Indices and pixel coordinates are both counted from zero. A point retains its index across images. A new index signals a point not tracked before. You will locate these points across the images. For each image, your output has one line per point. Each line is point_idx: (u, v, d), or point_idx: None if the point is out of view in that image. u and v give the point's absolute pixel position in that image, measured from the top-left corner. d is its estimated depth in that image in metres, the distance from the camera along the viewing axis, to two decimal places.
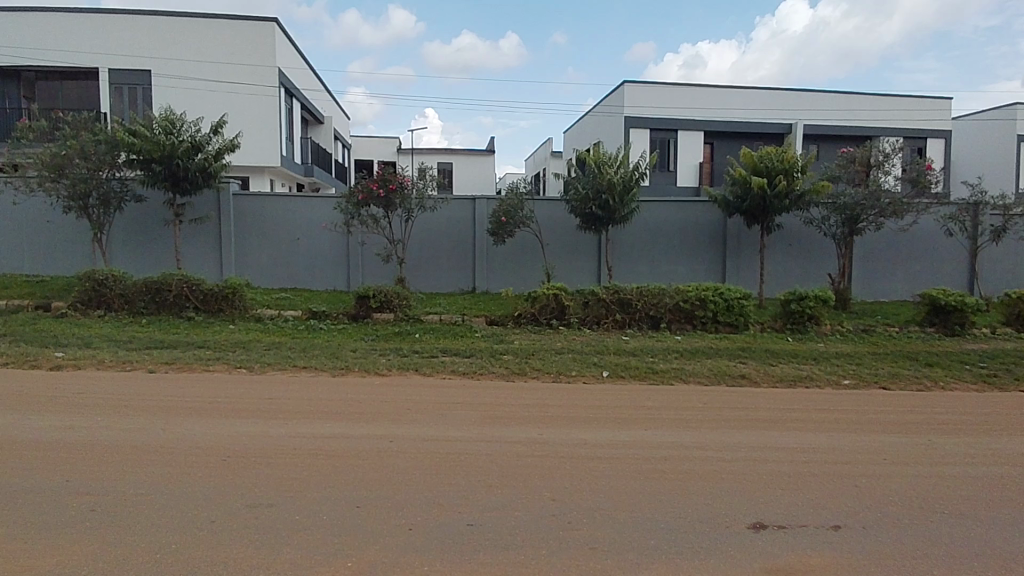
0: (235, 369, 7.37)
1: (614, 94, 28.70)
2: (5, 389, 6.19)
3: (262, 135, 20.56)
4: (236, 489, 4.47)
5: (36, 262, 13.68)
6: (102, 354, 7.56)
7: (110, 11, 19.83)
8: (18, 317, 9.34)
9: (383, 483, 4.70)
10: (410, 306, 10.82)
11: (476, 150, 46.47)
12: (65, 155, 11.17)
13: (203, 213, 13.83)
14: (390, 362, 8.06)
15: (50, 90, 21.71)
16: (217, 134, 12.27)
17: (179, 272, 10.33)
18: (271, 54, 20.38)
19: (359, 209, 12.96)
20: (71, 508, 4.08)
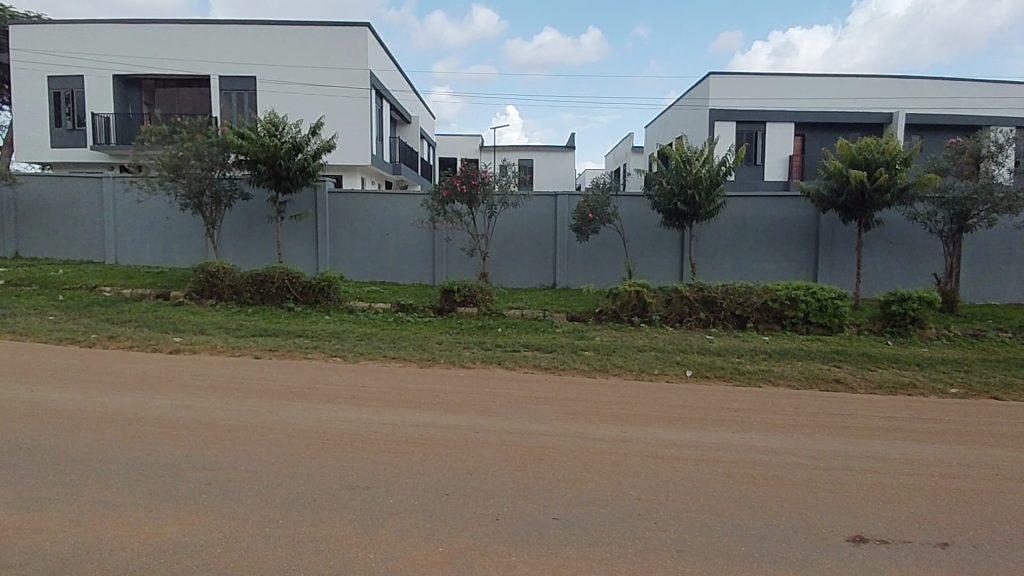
0: (330, 357, 7.79)
1: (698, 87, 27.87)
2: (136, 369, 6.85)
3: (350, 135, 21.48)
4: (335, 470, 4.72)
5: (157, 254, 14.95)
6: (214, 340, 8.18)
7: (215, 22, 21.31)
8: (143, 305, 10.24)
9: (469, 472, 4.82)
10: (493, 301, 11.01)
11: (556, 146, 46.46)
12: (182, 156, 12.11)
13: (302, 210, 14.61)
14: (474, 355, 8.22)
15: (167, 96, 23.64)
16: (315, 134, 12.87)
17: (280, 265, 11.00)
18: (359, 57, 21.21)
19: (443, 206, 13.25)
20: (189, 479, 4.45)
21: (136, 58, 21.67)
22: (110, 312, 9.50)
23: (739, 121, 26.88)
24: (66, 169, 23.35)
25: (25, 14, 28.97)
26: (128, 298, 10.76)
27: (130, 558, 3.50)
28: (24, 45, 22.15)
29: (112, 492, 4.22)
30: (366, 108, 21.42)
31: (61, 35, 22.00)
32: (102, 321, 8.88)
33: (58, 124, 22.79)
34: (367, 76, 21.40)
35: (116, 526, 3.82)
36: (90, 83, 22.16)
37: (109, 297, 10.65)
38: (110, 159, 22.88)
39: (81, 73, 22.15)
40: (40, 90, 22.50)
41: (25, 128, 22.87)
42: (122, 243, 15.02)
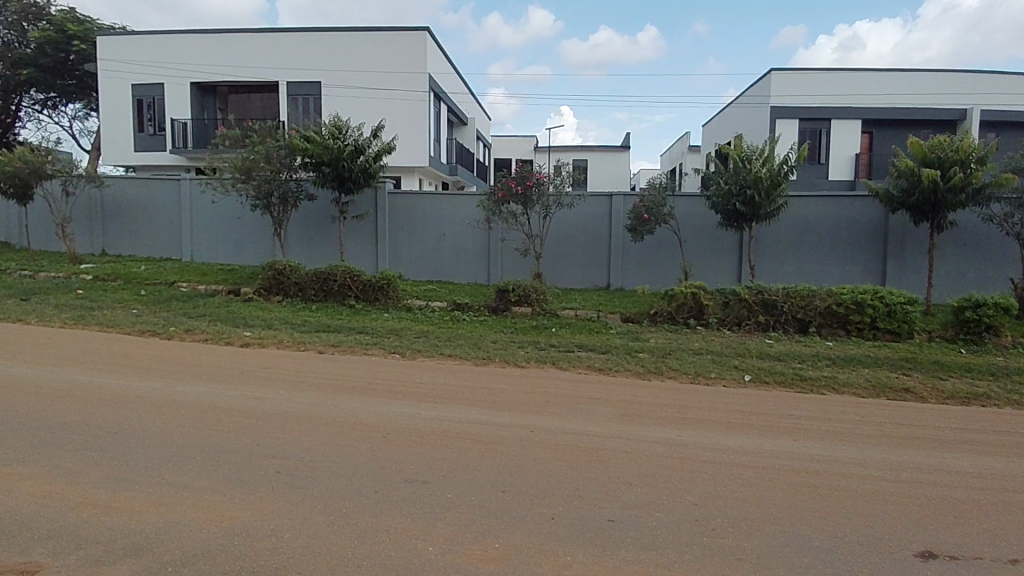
0: (389, 353, 8.01)
1: (758, 84, 27.11)
2: (211, 361, 7.23)
3: (406, 137, 21.92)
4: (394, 464, 4.85)
5: (228, 253, 15.68)
6: (280, 335, 8.52)
7: (281, 30, 22.18)
8: (216, 300, 10.78)
9: (524, 470, 4.86)
10: (547, 301, 11.05)
11: (610, 145, 46.07)
12: (253, 159, 12.67)
13: (363, 210, 15.02)
14: (528, 354, 8.28)
15: (239, 101, 24.69)
16: (376, 136, 13.22)
17: (342, 264, 11.36)
18: (417, 60, 21.67)
19: (498, 206, 13.37)
20: (260, 467, 4.68)
21: (211, 65, 22.79)
22: (186, 307, 10.05)
23: (802, 118, 25.96)
24: (145, 173, 24.77)
25: (112, 27, 30.93)
26: (202, 294, 11.33)
27: (206, 539, 3.70)
28: (110, 56, 23.63)
29: (190, 476, 4.48)
30: (423, 111, 21.82)
31: (143, 46, 23.38)
32: (180, 315, 9.40)
33: (140, 130, 24.18)
34: (424, 78, 21.81)
35: (194, 508, 4.05)
36: (169, 91, 23.43)
37: (185, 293, 11.25)
38: (186, 163, 24.14)
39: (160, 81, 23.46)
40: (124, 98, 23.95)
41: (110, 134, 24.38)
42: (196, 242, 15.84)
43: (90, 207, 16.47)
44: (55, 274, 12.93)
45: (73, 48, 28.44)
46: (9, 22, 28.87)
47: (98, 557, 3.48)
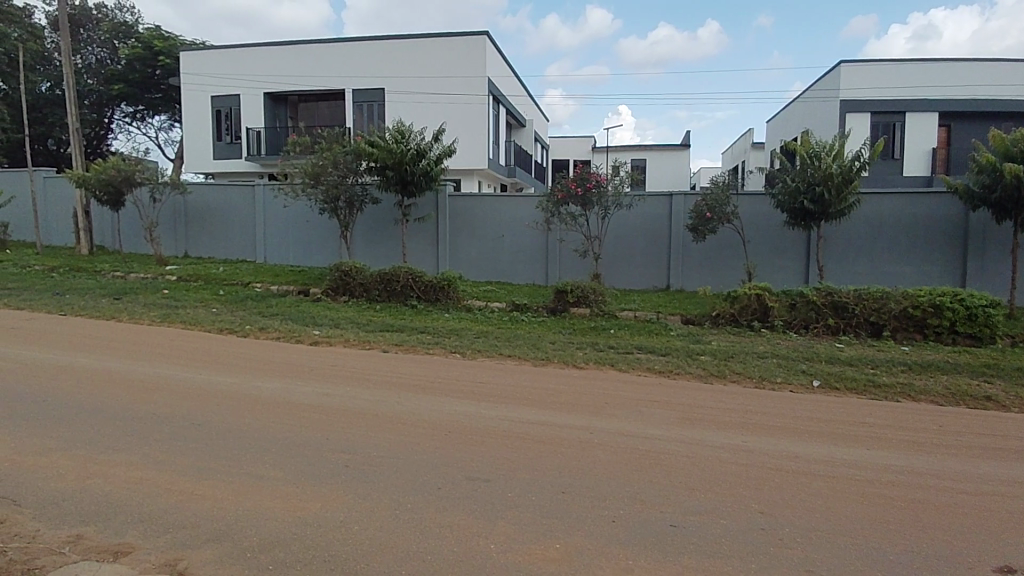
0: (450, 353, 8.17)
1: (826, 78, 25.99)
2: (285, 358, 7.59)
3: (464, 139, 22.21)
4: (456, 461, 4.96)
5: (298, 254, 16.35)
6: (347, 334, 8.84)
7: (345, 39, 22.96)
8: (287, 300, 11.29)
9: (584, 472, 4.86)
10: (606, 303, 11.00)
11: (669, 144, 45.23)
12: (322, 165, 13.19)
13: (425, 212, 15.35)
14: (587, 356, 8.25)
15: (308, 109, 25.71)
16: (438, 140, 13.48)
17: (405, 265, 11.66)
18: (475, 64, 21.93)
19: (558, 208, 13.37)
20: (329, 461, 4.87)
21: (281, 75, 23.83)
22: (261, 306, 10.56)
23: (874, 112, 24.71)
24: (223, 179, 26.14)
25: (193, 42, 32.86)
26: (275, 294, 11.88)
27: (281, 527, 3.90)
28: (191, 70, 25.07)
29: (265, 467, 4.72)
30: (481, 114, 22.08)
31: (220, 59, 24.71)
32: (255, 314, 9.90)
33: (220, 139, 25.55)
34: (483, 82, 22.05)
35: (268, 498, 4.26)
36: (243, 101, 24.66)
37: (259, 293, 11.83)
38: (260, 169, 25.25)
39: (235, 92, 24.74)
40: (204, 109, 25.39)
41: (193, 144, 25.90)
42: (269, 244, 16.60)
43: (174, 212, 17.54)
44: (143, 275, 13.85)
45: (158, 63, 30.35)
46: (101, 41, 32.08)
47: (184, 542, 3.71)
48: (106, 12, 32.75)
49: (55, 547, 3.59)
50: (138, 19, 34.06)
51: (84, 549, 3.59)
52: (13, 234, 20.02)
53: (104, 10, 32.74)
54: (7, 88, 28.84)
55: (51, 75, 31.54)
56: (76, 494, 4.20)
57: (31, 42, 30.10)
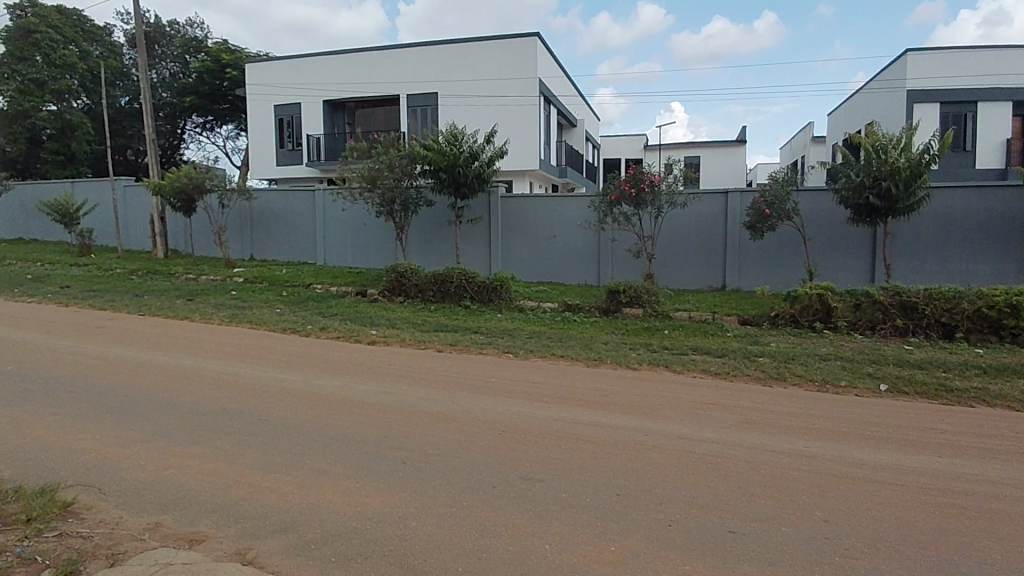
0: (503, 353, 8.25)
1: (892, 67, 24.70)
2: (344, 356, 7.85)
3: (515, 140, 22.32)
4: (510, 460, 5.01)
5: (355, 256, 16.83)
6: (403, 334, 9.04)
7: (399, 46, 23.48)
8: (346, 301, 11.64)
9: (639, 474, 4.83)
10: (659, 303, 10.86)
11: (724, 141, 44.13)
12: (378, 169, 13.53)
13: (478, 214, 15.53)
14: (640, 357, 8.17)
15: (365, 115, 26.42)
16: (490, 142, 13.62)
17: (458, 267, 11.83)
18: (525, 65, 22.02)
19: (610, 208, 13.27)
20: (387, 457, 5.01)
21: (339, 83, 24.60)
22: (321, 307, 10.93)
23: (944, 101, 23.35)
24: (285, 185, 27.13)
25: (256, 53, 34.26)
26: (334, 295, 12.27)
27: (342, 521, 4.04)
28: (254, 80, 26.17)
29: (327, 462, 4.90)
30: (531, 115, 22.13)
31: (282, 69, 25.70)
32: (316, 314, 10.26)
33: (282, 146, 26.50)
34: (535, 83, 22.09)
35: (330, 492, 4.42)
36: (303, 108, 25.56)
37: (319, 294, 12.24)
38: (319, 174, 26.06)
39: (296, 100, 25.67)
40: (267, 118, 26.43)
41: (256, 151, 26.98)
42: (328, 247, 17.14)
43: (240, 217, 18.37)
44: (213, 277, 14.57)
45: (225, 75, 31.78)
46: (173, 56, 33.91)
47: (253, 532, 3.89)
48: (178, 29, 34.63)
49: (137, 533, 3.83)
50: (207, 33, 35.82)
51: (162, 536, 3.82)
52: (97, 240, 21.40)
53: (177, 27, 34.59)
54: (89, 103, 30.82)
55: (129, 89, 33.52)
56: (154, 484, 4.47)
57: (111, 59, 32.11)
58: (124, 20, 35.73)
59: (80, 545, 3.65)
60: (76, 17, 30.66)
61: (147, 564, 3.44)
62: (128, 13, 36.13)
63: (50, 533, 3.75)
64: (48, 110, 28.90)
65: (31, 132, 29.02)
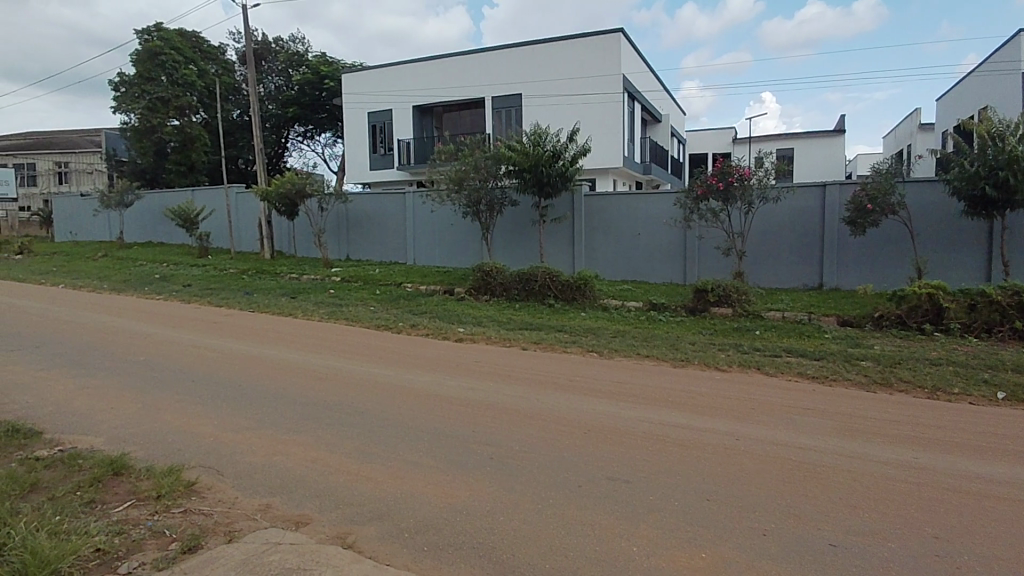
0: (587, 351, 8.25)
1: (1004, 49, 22.52)
2: (433, 353, 8.14)
3: (598, 138, 22.17)
4: (597, 460, 5.01)
5: (443, 255, 17.33)
6: (489, 332, 9.23)
7: (483, 50, 23.93)
8: (434, 299, 12.01)
9: (730, 480, 4.70)
10: (750, 302, 10.47)
11: (820, 131, 41.59)
12: (464, 170, 13.85)
13: (561, 213, 15.55)
14: (730, 358, 7.91)
15: (451, 119, 27.11)
16: (573, 140, 13.63)
17: (542, 265, 11.93)
18: (608, 62, 21.80)
19: (697, 204, 12.89)
20: (476, 452, 5.16)
21: (426, 89, 25.43)
22: (411, 305, 11.34)
23: None
24: (376, 188, 28.32)
25: (350, 63, 35.91)
26: (423, 293, 12.69)
27: (434, 512, 4.20)
28: (348, 90, 27.56)
29: (418, 455, 5.10)
30: (613, 112, 21.87)
31: (373, 78, 26.88)
32: (407, 312, 10.67)
33: (375, 151, 27.68)
34: (618, 80, 21.81)
35: (421, 484, 4.61)
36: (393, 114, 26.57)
37: (409, 293, 12.68)
38: (407, 177, 26.95)
39: (386, 107, 26.76)
40: (359, 124, 27.68)
41: (350, 157, 28.32)
42: (416, 247, 17.77)
43: (337, 219, 19.39)
44: (313, 276, 15.51)
45: (323, 86, 33.61)
46: (279, 71, 36.03)
47: (353, 518, 4.13)
48: (282, 44, 36.81)
49: (250, 513, 4.16)
50: (307, 47, 37.86)
51: (271, 517, 4.13)
52: (213, 242, 23.26)
53: (282, 43, 36.80)
54: (207, 117, 33.39)
55: (240, 103, 35.90)
56: (264, 468, 4.84)
57: (225, 76, 34.60)
58: (236, 40, 38.53)
59: (202, 521, 4.02)
60: (195, 38, 33.23)
61: (259, 542, 3.74)
62: (238, 32, 38.88)
63: (177, 510, 4.15)
64: (172, 125, 31.92)
65: (158, 145, 32.12)
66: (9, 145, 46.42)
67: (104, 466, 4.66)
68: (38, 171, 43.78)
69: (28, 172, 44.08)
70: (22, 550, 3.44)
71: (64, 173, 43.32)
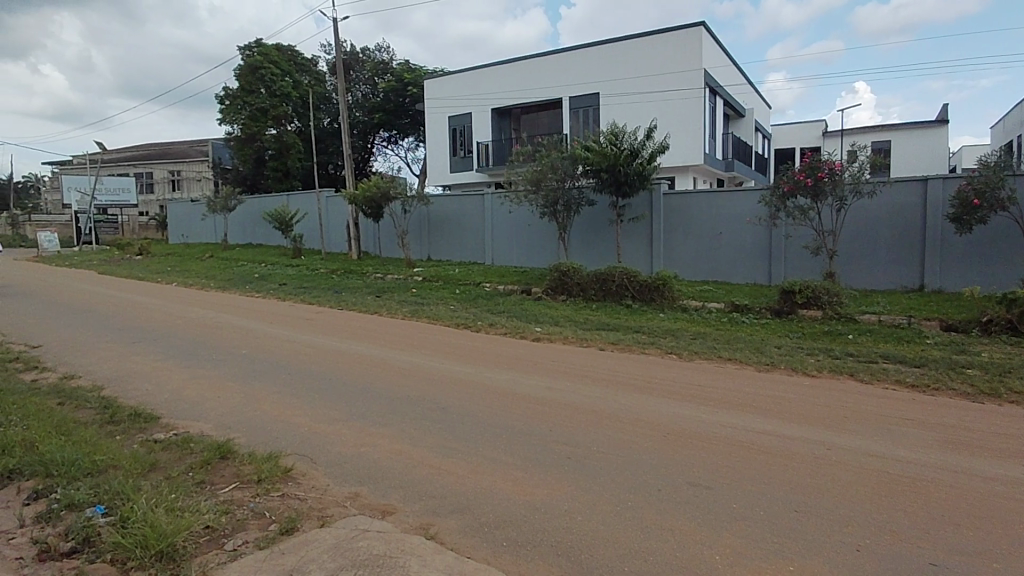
0: (666, 353, 8.11)
1: None
2: (511, 352, 8.27)
3: (677, 135, 21.67)
4: (676, 465, 4.93)
5: (520, 256, 17.50)
6: (566, 331, 9.27)
7: (560, 50, 23.97)
8: (511, 298, 12.15)
9: (819, 491, 4.50)
10: (843, 304, 9.94)
11: (922, 121, 38.56)
12: (542, 171, 13.91)
13: (639, 212, 15.33)
14: (819, 363, 7.54)
15: (528, 120, 27.30)
16: (651, 138, 13.44)
17: (620, 265, 11.83)
18: (688, 57, 21.26)
19: (784, 202, 12.32)
20: (554, 451, 5.22)
21: (504, 92, 25.79)
22: (489, 304, 11.55)
23: None
24: (454, 189, 28.94)
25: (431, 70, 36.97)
26: (501, 293, 12.88)
27: (512, 509, 4.29)
28: (430, 95, 28.38)
29: (497, 451, 5.21)
30: (694, 108, 21.30)
31: (453, 83, 27.53)
32: (486, 311, 10.87)
33: (455, 154, 28.25)
34: (699, 75, 21.20)
35: (499, 481, 4.70)
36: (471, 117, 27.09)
37: (487, 292, 12.92)
38: (486, 179, 27.37)
39: (465, 111, 27.34)
40: (439, 128, 28.42)
41: (430, 160, 29.11)
42: (494, 247, 18.04)
43: (419, 221, 19.99)
44: (396, 276, 16.11)
45: (406, 92, 34.82)
46: (366, 79, 37.65)
47: (435, 510, 4.29)
48: (368, 54, 38.38)
49: (341, 500, 4.41)
50: (392, 56, 39.37)
51: (359, 505, 4.35)
52: (307, 244, 24.53)
53: (368, 53, 38.48)
54: (301, 126, 35.27)
55: (332, 112, 37.64)
56: (353, 458, 5.11)
57: (318, 87, 36.51)
58: (326, 52, 40.68)
59: (298, 505, 4.30)
60: (291, 52, 35.43)
61: (348, 528, 3.95)
62: (328, 45, 40.96)
63: (276, 493, 4.46)
64: (271, 134, 33.97)
65: (258, 153, 34.28)
66: (131, 157, 51.09)
67: (212, 450, 5.07)
68: (155, 179, 47.88)
69: (147, 180, 48.29)
70: (143, 523, 3.80)
71: (176, 180, 47.28)
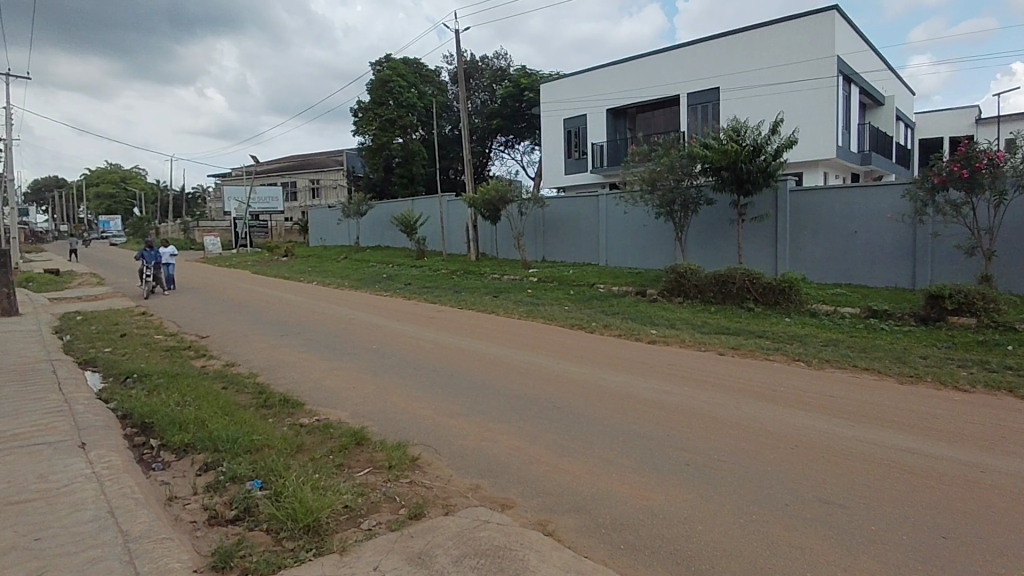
0: (793, 360, 7.70)
1: None
2: (627, 354, 8.24)
3: (805, 128, 20.34)
4: (803, 478, 4.71)
5: (634, 256, 17.29)
6: (683, 334, 9.08)
7: (677, 45, 23.29)
8: (627, 300, 12.04)
9: (969, 517, 4.10)
10: (1001, 312, 8.90)
11: None
12: (659, 171, 13.65)
13: (763, 211, 14.58)
14: (973, 377, 6.80)
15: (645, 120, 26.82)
16: (777, 133, 12.71)
17: (741, 266, 11.32)
18: (820, 45, 19.86)
19: (932, 196, 11.20)
20: (672, 456, 5.16)
21: (619, 91, 25.52)
22: (604, 305, 11.55)
23: None
24: (566, 189, 29.08)
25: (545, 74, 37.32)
26: (616, 294, 12.83)
27: (628, 512, 4.31)
28: (545, 98, 28.72)
29: (613, 454, 5.24)
30: (825, 97, 19.87)
31: (568, 85, 27.65)
32: (601, 312, 10.90)
33: (569, 155, 28.36)
34: (832, 62, 19.73)
35: (615, 483, 4.74)
36: (585, 117, 27.07)
37: (602, 293, 12.93)
38: (600, 180, 27.15)
39: (579, 112, 27.38)
40: (553, 129, 28.68)
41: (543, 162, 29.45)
42: (608, 248, 17.94)
43: (534, 222, 20.31)
44: (512, 276, 16.54)
45: (522, 97, 35.43)
46: (484, 87, 38.81)
47: (552, 506, 4.42)
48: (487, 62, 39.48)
49: (464, 491, 4.66)
50: (510, 62, 40.20)
51: (480, 497, 4.58)
52: (428, 246, 25.71)
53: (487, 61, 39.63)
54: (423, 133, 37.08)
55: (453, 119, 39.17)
56: (474, 452, 5.36)
57: (440, 96, 38.14)
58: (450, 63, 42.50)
59: (425, 493, 4.60)
60: (416, 65, 37.27)
61: (470, 518, 4.17)
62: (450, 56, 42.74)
63: (405, 480, 4.80)
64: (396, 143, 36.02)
65: (385, 161, 36.45)
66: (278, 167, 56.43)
67: (349, 436, 5.53)
68: (298, 188, 52.37)
69: (291, 188, 52.92)
70: (293, 498, 4.25)
71: (315, 189, 51.51)
